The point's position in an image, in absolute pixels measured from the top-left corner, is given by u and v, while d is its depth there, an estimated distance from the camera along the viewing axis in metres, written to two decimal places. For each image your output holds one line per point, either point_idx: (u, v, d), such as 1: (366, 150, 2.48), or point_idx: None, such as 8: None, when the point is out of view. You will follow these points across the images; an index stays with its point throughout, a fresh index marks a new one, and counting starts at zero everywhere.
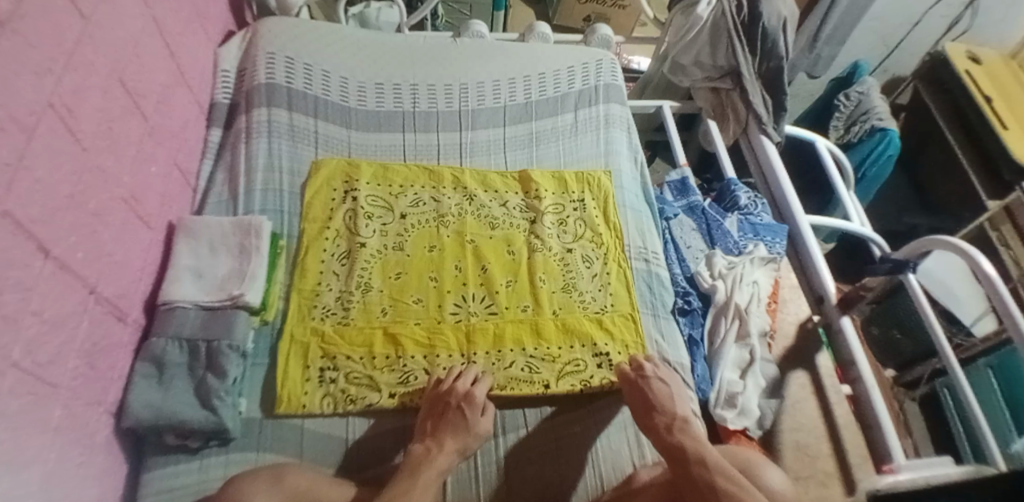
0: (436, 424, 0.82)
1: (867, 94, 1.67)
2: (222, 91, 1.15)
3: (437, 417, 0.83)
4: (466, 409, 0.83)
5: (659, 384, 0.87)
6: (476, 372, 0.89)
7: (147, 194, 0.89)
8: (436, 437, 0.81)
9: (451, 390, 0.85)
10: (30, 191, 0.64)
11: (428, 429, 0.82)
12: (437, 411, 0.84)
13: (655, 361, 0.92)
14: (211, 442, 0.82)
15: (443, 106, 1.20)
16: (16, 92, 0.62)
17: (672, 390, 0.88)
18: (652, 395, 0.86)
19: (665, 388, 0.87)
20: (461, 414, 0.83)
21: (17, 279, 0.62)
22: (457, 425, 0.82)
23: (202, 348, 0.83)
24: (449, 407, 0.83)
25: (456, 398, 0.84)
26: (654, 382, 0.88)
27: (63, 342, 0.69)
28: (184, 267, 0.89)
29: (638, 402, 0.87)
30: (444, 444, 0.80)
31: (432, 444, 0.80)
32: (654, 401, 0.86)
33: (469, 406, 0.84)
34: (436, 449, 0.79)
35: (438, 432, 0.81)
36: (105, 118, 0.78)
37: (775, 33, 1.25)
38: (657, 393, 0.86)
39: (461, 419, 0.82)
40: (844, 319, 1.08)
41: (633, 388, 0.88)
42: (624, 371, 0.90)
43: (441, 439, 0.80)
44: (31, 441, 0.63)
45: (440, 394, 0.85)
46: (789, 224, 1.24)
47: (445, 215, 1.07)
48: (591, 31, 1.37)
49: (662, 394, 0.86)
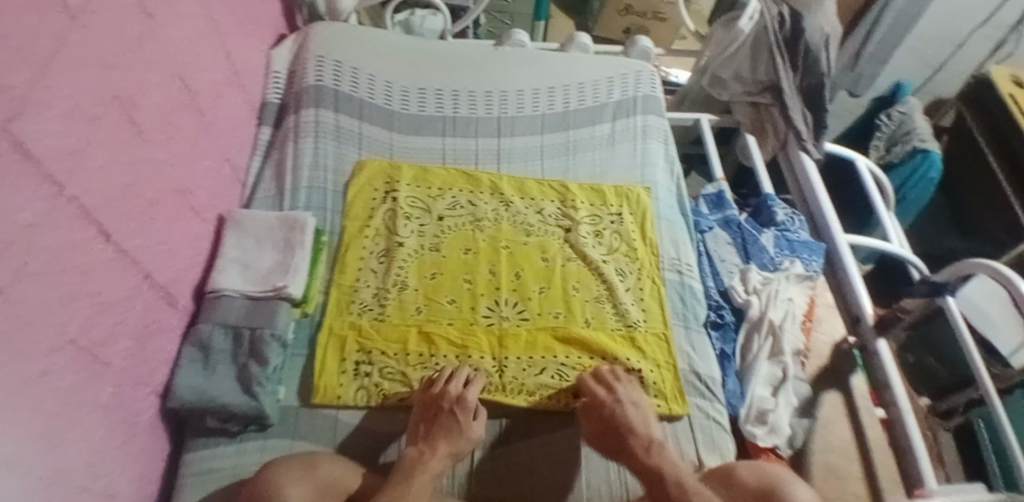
0: (428, 428, 0.82)
1: (910, 114, 1.64)
2: (272, 91, 1.20)
3: (430, 422, 0.82)
4: (460, 414, 0.82)
5: (628, 409, 0.85)
6: (468, 372, 0.89)
7: (198, 187, 0.93)
8: (429, 441, 0.80)
9: (443, 393, 0.84)
10: (92, 179, 0.68)
11: (420, 433, 0.82)
12: (429, 416, 0.83)
13: (625, 380, 0.90)
14: (249, 427, 0.85)
15: (483, 112, 1.22)
16: (84, 84, 0.66)
17: (642, 414, 0.85)
18: (625, 418, 0.84)
19: (634, 413, 0.85)
20: (454, 418, 0.82)
21: (78, 262, 0.65)
22: (450, 428, 0.81)
23: (245, 336, 0.86)
24: (441, 411, 0.82)
25: (445, 402, 0.83)
26: (626, 406, 0.85)
27: (116, 323, 0.72)
28: (231, 258, 0.93)
29: (609, 426, 0.84)
30: (437, 447, 0.78)
31: (425, 447, 0.78)
32: (622, 422, 0.83)
33: (462, 410, 0.83)
34: (429, 453, 0.77)
35: (431, 435, 0.80)
36: (163, 113, 0.83)
37: (818, 50, 1.25)
38: (626, 418, 0.84)
39: (453, 423, 0.81)
40: (882, 343, 1.06)
41: (597, 411, 0.86)
42: (595, 393, 0.87)
43: (434, 442, 0.79)
44: (81, 416, 0.67)
45: (433, 398, 0.84)
46: (827, 243, 1.22)
47: (482, 219, 1.09)
48: (630, 43, 1.38)
49: (634, 419, 0.84)
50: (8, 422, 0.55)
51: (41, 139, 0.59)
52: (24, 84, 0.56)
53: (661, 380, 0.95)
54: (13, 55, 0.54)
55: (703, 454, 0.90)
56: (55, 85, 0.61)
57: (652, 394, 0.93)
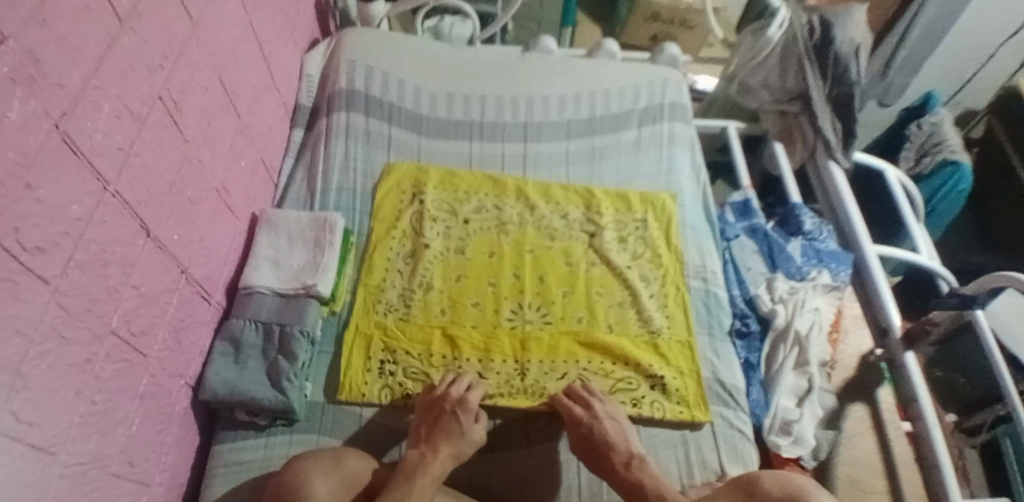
0: (430, 430, 0.82)
1: (940, 126, 1.60)
2: (306, 95, 1.23)
3: (431, 424, 0.83)
4: (461, 415, 0.83)
5: (603, 425, 0.85)
6: (469, 379, 0.89)
7: (235, 186, 0.96)
8: (430, 443, 0.80)
9: (445, 396, 0.85)
10: (137, 176, 0.70)
11: (422, 434, 0.82)
12: (430, 418, 0.84)
13: (604, 398, 0.89)
14: (277, 421, 0.87)
15: (509, 118, 1.24)
16: (132, 85, 0.68)
17: (620, 429, 0.85)
18: (605, 435, 0.83)
19: (610, 428, 0.84)
20: (455, 419, 0.82)
21: (122, 256, 0.68)
22: (452, 430, 0.81)
23: (276, 332, 0.89)
24: (444, 413, 0.83)
25: (447, 405, 0.84)
26: (605, 422, 0.85)
27: (155, 316, 0.75)
28: (264, 257, 0.95)
29: (586, 442, 0.83)
30: (440, 449, 0.78)
31: (427, 450, 0.78)
32: (599, 438, 0.83)
33: (464, 411, 0.83)
34: (431, 455, 0.77)
35: (432, 437, 0.81)
36: (204, 114, 0.85)
37: (848, 58, 1.21)
38: (603, 435, 0.83)
39: (455, 424, 0.82)
40: (909, 354, 1.02)
41: (575, 429, 0.85)
42: (571, 409, 0.87)
43: (436, 444, 0.79)
44: (120, 405, 0.69)
45: (434, 400, 0.85)
46: (855, 254, 1.20)
47: (507, 223, 1.10)
48: (658, 50, 1.39)
49: (612, 433, 0.84)
50: (52, 406, 0.58)
51: (91, 137, 0.62)
52: (76, 84, 0.59)
53: (684, 388, 0.94)
54: (67, 57, 0.57)
55: (726, 464, 0.90)
56: (104, 86, 0.63)
57: (674, 401, 0.93)
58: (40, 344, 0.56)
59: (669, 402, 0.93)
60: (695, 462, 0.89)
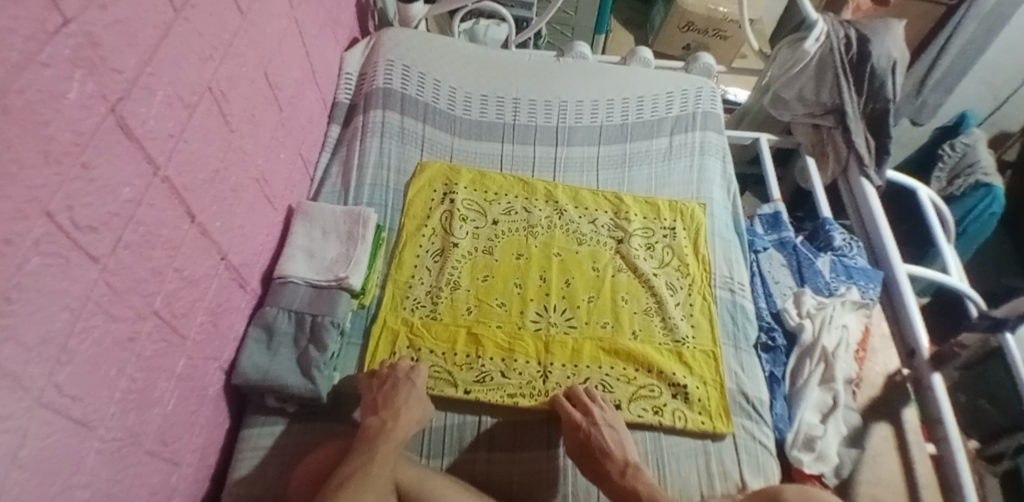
0: (386, 398, 0.84)
1: (974, 145, 1.57)
2: (343, 91, 1.25)
3: (387, 393, 0.85)
4: (413, 380, 0.87)
5: (599, 433, 0.84)
6: (410, 363, 0.90)
7: (274, 177, 0.98)
8: (390, 409, 0.82)
9: (394, 369, 0.88)
10: (185, 161, 0.73)
11: (378, 403, 0.83)
12: (386, 387, 0.86)
13: (603, 403, 0.89)
14: (305, 408, 0.89)
15: (541, 121, 1.25)
16: (184, 74, 0.71)
17: (613, 433, 0.86)
18: (601, 442, 0.84)
19: (607, 436, 0.85)
20: (408, 385, 0.86)
21: (167, 238, 0.70)
22: (408, 395, 0.84)
23: (307, 321, 0.91)
24: (398, 381, 0.86)
25: (400, 376, 0.87)
26: (602, 428, 0.85)
27: (195, 299, 0.77)
28: (299, 247, 0.98)
29: (586, 451, 0.84)
30: (400, 415, 0.81)
31: (387, 416, 0.81)
32: (595, 444, 0.84)
33: (416, 377, 0.87)
34: (392, 421, 0.80)
35: (389, 403, 0.83)
36: (249, 106, 0.88)
37: (884, 74, 1.23)
38: (597, 442, 0.84)
39: (409, 389, 0.85)
40: (936, 376, 1.02)
41: (574, 439, 0.85)
42: (572, 416, 0.86)
43: (396, 411, 0.82)
44: (158, 384, 0.71)
45: (385, 375, 0.87)
46: (884, 271, 1.19)
47: (535, 226, 1.11)
48: (693, 58, 1.38)
49: (608, 440, 0.85)
50: (94, 381, 0.60)
51: (144, 122, 0.64)
52: (131, 69, 0.61)
53: (707, 397, 0.94)
54: (124, 43, 0.60)
55: (747, 476, 0.89)
56: (158, 73, 0.66)
57: (695, 411, 0.93)
58: (87, 318, 0.58)
59: (689, 410, 0.93)
60: (717, 471, 0.89)
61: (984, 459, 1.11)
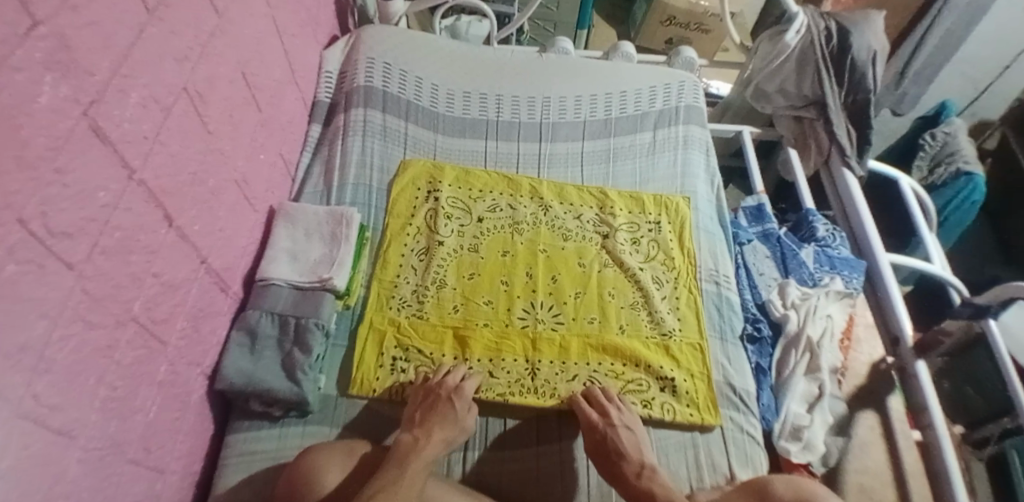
0: (424, 415, 0.83)
1: (954, 135, 1.59)
2: (324, 90, 1.24)
3: (428, 408, 0.84)
4: (456, 401, 0.85)
5: (617, 434, 0.85)
6: (464, 370, 0.91)
7: (255, 179, 0.97)
8: (424, 427, 0.81)
9: (440, 384, 0.86)
10: (162, 164, 0.71)
11: (415, 419, 0.83)
12: (426, 404, 0.85)
13: (621, 406, 0.89)
14: (291, 412, 0.87)
15: (525, 118, 1.24)
16: (160, 75, 0.70)
17: (631, 436, 0.86)
18: (618, 444, 0.84)
19: (625, 439, 0.85)
20: (450, 404, 0.84)
21: (145, 242, 0.69)
22: (446, 415, 0.83)
23: (291, 324, 0.90)
24: (438, 399, 0.84)
25: (441, 393, 0.85)
26: (620, 431, 0.85)
27: (176, 304, 0.76)
28: (282, 248, 0.96)
29: (604, 452, 0.84)
30: (432, 434, 0.80)
31: (420, 433, 0.80)
32: (610, 444, 0.84)
33: (459, 399, 0.85)
34: (424, 439, 0.79)
35: (426, 422, 0.82)
36: (228, 107, 0.87)
37: (865, 66, 1.24)
38: (612, 444, 0.84)
39: (450, 410, 0.83)
40: (920, 365, 1.02)
41: (591, 439, 0.85)
42: (589, 416, 0.87)
43: (429, 429, 0.81)
44: (139, 391, 0.70)
45: (430, 388, 0.87)
46: (867, 261, 1.20)
47: (521, 223, 1.11)
48: (675, 53, 1.39)
49: (626, 443, 0.84)
50: (73, 389, 0.59)
51: (119, 125, 0.63)
52: (105, 71, 0.60)
53: (695, 390, 0.95)
54: (98, 44, 0.58)
55: (736, 468, 0.90)
56: (133, 74, 0.65)
57: (683, 404, 0.93)
58: (64, 326, 0.57)
59: (677, 404, 0.93)
60: (705, 464, 0.90)
61: (970, 444, 1.13)
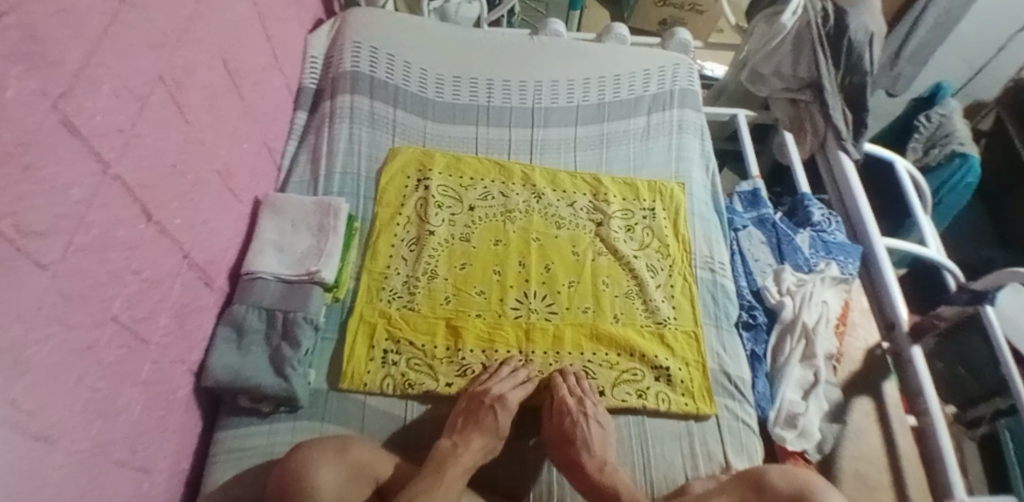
0: (466, 422, 0.83)
1: (950, 116, 1.58)
2: (309, 76, 1.20)
3: (471, 415, 0.83)
4: (499, 412, 0.84)
5: (586, 425, 0.84)
6: (512, 377, 0.89)
7: (238, 169, 0.94)
8: (463, 433, 0.81)
9: (484, 392, 0.85)
10: (139, 157, 0.68)
11: (456, 425, 0.83)
12: (470, 410, 0.84)
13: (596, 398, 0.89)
14: (281, 407, 0.86)
15: (516, 102, 1.21)
16: (134, 64, 0.67)
17: (595, 426, 0.85)
18: (584, 433, 0.83)
19: (593, 431, 0.84)
20: (494, 416, 0.83)
21: (123, 239, 0.66)
22: (487, 425, 0.82)
23: (279, 318, 0.88)
24: (482, 407, 0.83)
25: (486, 401, 0.84)
26: (591, 422, 0.85)
27: (157, 301, 0.74)
28: (268, 240, 0.94)
29: (564, 438, 0.84)
30: (471, 442, 0.80)
31: (458, 441, 0.80)
32: (578, 432, 0.83)
33: (502, 410, 0.84)
34: (462, 447, 0.79)
35: (466, 429, 0.82)
36: (208, 95, 0.83)
37: (861, 48, 1.22)
38: (576, 433, 0.83)
39: (492, 421, 0.83)
40: (915, 350, 1.02)
41: (556, 428, 0.85)
42: (564, 401, 0.86)
43: (469, 436, 0.81)
44: (121, 391, 0.68)
45: (474, 394, 0.86)
46: (863, 245, 1.19)
47: (513, 211, 1.09)
48: (669, 35, 1.36)
49: (594, 436, 0.84)
50: (52, 392, 0.57)
51: (92, 117, 0.60)
52: (75, 62, 0.57)
53: (690, 379, 0.94)
54: (66, 34, 0.55)
55: (731, 456, 0.89)
56: (105, 64, 0.61)
57: (679, 393, 0.92)
58: (40, 328, 0.55)
59: (673, 393, 0.92)
60: (700, 453, 0.89)
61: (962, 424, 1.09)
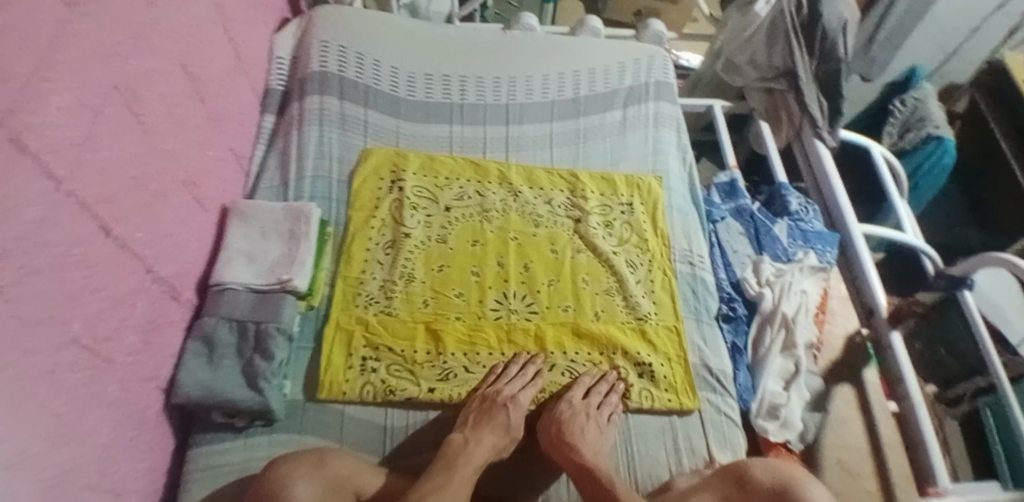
0: (478, 418, 0.83)
1: (924, 100, 1.59)
2: (276, 78, 1.17)
3: (483, 412, 0.84)
4: (511, 410, 0.85)
5: (583, 418, 0.84)
6: (526, 377, 0.90)
7: (203, 177, 0.91)
8: (473, 429, 0.81)
9: (497, 392, 0.86)
10: (95, 171, 0.66)
11: (468, 421, 0.83)
12: (483, 407, 0.85)
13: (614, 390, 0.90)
14: (255, 421, 0.84)
15: (490, 99, 1.19)
16: (86, 75, 0.64)
17: (595, 423, 0.85)
18: (578, 424, 0.84)
19: (590, 426, 0.84)
20: (506, 413, 0.84)
21: (80, 257, 0.64)
22: (498, 420, 0.83)
23: (251, 330, 0.85)
24: (494, 405, 0.84)
25: (498, 399, 0.85)
26: (592, 420, 0.85)
27: (121, 319, 0.71)
28: (236, 249, 0.91)
29: (556, 428, 0.85)
30: (483, 439, 0.80)
31: (469, 436, 0.80)
32: (576, 423, 0.84)
33: (514, 407, 0.85)
34: (473, 444, 0.79)
35: (478, 425, 0.82)
36: (167, 103, 0.80)
37: (836, 35, 1.20)
38: (573, 424, 0.84)
39: (504, 418, 0.83)
40: (895, 335, 1.03)
41: (553, 423, 0.86)
42: (570, 396, 0.88)
43: (479, 433, 0.81)
44: (87, 414, 0.66)
45: (487, 394, 0.86)
46: (840, 234, 1.19)
47: (490, 210, 1.07)
48: (643, 27, 1.34)
49: (590, 431, 0.84)
50: (15, 421, 0.55)
51: (43, 133, 0.57)
52: (22, 76, 0.54)
53: (673, 375, 0.94)
54: (11, 48, 0.52)
55: (714, 450, 0.89)
56: (55, 77, 0.59)
57: (662, 390, 0.92)
58: None
59: (656, 390, 0.92)
60: (683, 449, 0.89)
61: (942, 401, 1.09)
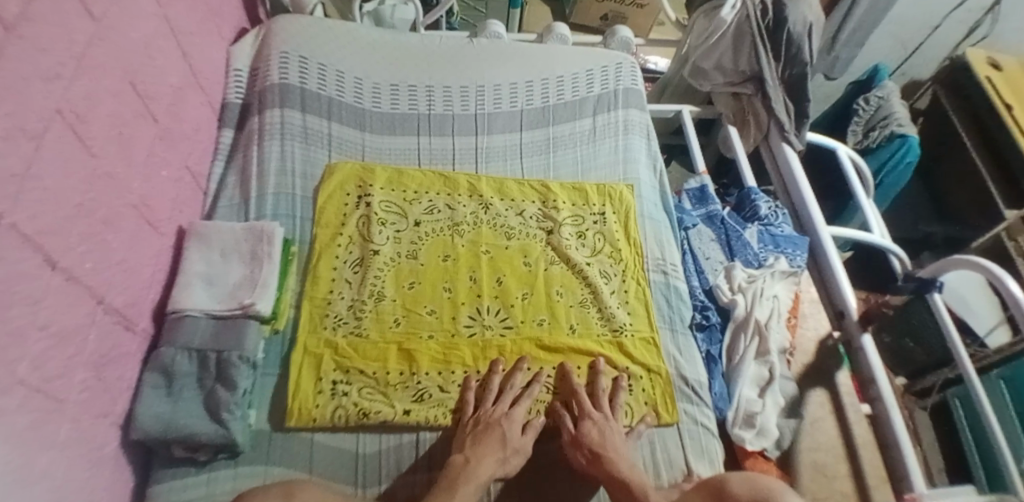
0: (475, 438, 0.81)
1: (887, 98, 1.61)
2: (234, 91, 1.13)
3: (478, 432, 0.82)
4: (505, 426, 0.83)
5: (612, 437, 0.84)
6: (514, 395, 0.87)
7: (157, 199, 0.87)
8: (474, 448, 0.79)
9: (489, 412, 0.84)
10: (38, 202, 0.61)
11: (466, 440, 0.81)
12: (478, 429, 0.82)
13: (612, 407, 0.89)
14: (220, 454, 0.80)
15: (459, 109, 1.17)
16: (26, 99, 0.59)
17: (619, 440, 0.84)
18: (603, 444, 0.82)
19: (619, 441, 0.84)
20: (501, 428, 0.82)
21: (25, 293, 0.60)
22: (492, 437, 0.80)
23: (212, 359, 0.82)
24: (489, 425, 0.82)
25: (493, 417, 0.83)
26: (608, 432, 0.84)
27: (71, 356, 0.67)
28: (195, 273, 0.87)
29: (586, 455, 0.81)
30: (484, 455, 0.78)
31: (470, 454, 0.78)
32: (608, 443, 0.82)
33: (509, 422, 0.83)
34: (475, 461, 0.77)
35: (476, 443, 0.80)
36: (116, 123, 0.76)
37: (800, 39, 1.21)
38: (603, 443, 0.82)
39: (500, 432, 0.81)
40: (866, 338, 1.04)
41: (583, 444, 0.82)
42: (586, 411, 0.86)
43: (480, 451, 0.79)
44: (38, 459, 0.62)
45: (480, 416, 0.84)
46: (810, 237, 1.20)
47: (461, 224, 1.05)
48: (610, 33, 1.34)
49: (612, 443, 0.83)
50: None
51: None
52: None
53: (651, 386, 0.93)
54: None
55: (692, 461, 0.89)
56: None
57: (639, 403, 0.92)
58: None
59: (635, 404, 0.92)
60: (662, 460, 0.89)
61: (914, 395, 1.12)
